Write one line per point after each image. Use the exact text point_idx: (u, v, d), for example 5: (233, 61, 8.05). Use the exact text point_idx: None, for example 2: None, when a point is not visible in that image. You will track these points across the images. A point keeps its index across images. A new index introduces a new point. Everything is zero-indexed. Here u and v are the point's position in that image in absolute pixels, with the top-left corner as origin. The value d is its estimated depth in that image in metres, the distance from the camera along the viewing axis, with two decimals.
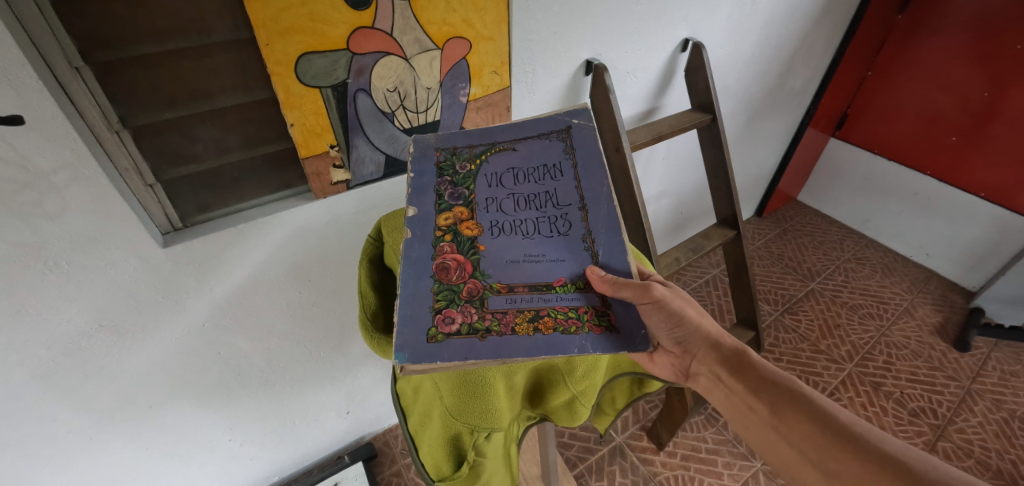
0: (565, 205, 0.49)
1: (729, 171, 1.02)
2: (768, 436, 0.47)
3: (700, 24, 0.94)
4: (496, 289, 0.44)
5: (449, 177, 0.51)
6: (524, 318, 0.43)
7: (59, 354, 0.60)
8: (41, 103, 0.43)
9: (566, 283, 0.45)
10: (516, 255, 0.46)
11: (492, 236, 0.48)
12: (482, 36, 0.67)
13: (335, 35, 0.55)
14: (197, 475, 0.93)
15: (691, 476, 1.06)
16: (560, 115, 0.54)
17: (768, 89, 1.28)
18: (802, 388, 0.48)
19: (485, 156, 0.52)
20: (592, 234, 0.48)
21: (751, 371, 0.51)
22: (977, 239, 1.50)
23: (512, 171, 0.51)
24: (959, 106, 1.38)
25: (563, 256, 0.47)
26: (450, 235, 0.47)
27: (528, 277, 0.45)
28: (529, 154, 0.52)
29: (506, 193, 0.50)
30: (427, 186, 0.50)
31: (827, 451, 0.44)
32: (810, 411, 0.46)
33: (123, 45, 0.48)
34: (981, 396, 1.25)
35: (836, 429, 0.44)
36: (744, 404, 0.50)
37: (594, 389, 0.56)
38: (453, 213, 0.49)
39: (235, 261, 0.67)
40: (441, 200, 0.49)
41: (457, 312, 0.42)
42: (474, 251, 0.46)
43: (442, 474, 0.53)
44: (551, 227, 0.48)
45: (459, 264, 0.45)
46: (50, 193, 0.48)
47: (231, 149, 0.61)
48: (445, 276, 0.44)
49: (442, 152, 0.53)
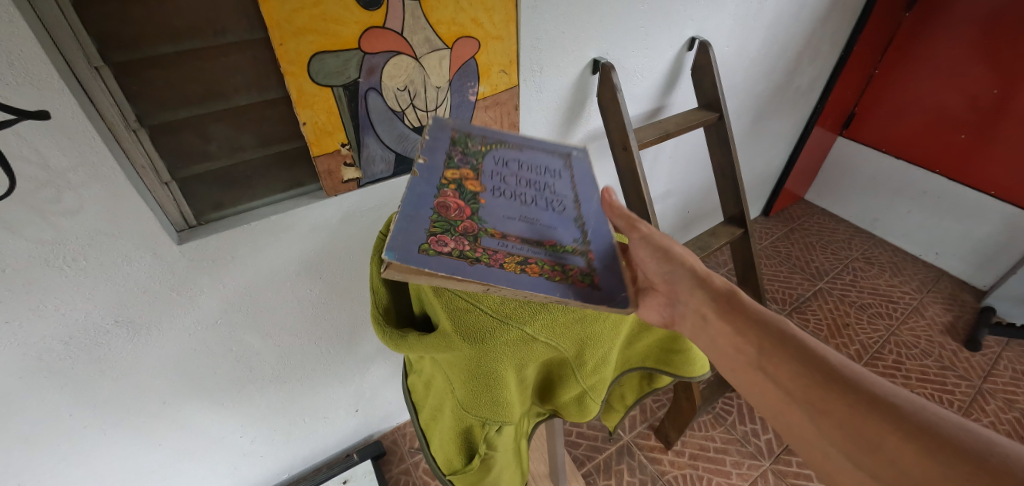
0: (561, 195, 0.50)
1: (737, 169, 1.02)
2: (754, 377, 0.44)
3: (707, 23, 0.94)
4: (490, 232, 0.45)
5: (461, 148, 0.52)
6: (513, 259, 0.42)
7: (75, 349, 0.61)
8: (60, 102, 0.44)
9: (557, 244, 0.46)
10: (512, 213, 0.47)
11: (493, 196, 0.48)
12: (491, 36, 0.67)
13: (346, 35, 0.56)
14: (208, 472, 0.94)
15: (700, 475, 1.06)
16: (567, 144, 0.56)
17: (775, 87, 1.28)
18: (794, 330, 0.45)
19: (494, 145, 0.54)
20: (585, 224, 0.48)
21: (744, 311, 0.47)
22: (987, 238, 1.49)
23: (517, 161, 0.52)
24: (969, 103, 1.37)
25: (556, 225, 0.48)
26: (454, 185, 0.48)
27: (521, 232, 0.46)
28: (534, 158, 0.53)
29: (509, 171, 0.51)
30: (439, 148, 0.51)
31: (814, 389, 0.40)
32: (799, 350, 0.43)
33: (141, 45, 0.49)
34: (993, 396, 1.24)
35: (824, 369, 0.41)
36: (733, 345, 0.46)
37: (603, 383, 0.56)
38: (459, 172, 0.49)
39: (247, 258, 0.67)
40: (451, 161, 0.50)
41: (451, 239, 0.42)
42: (475, 202, 0.47)
43: (454, 467, 0.53)
44: (546, 204, 0.49)
45: (459, 207, 0.46)
46: (67, 191, 0.49)
47: (244, 147, 0.62)
48: (443, 211, 0.45)
49: (458, 133, 0.54)
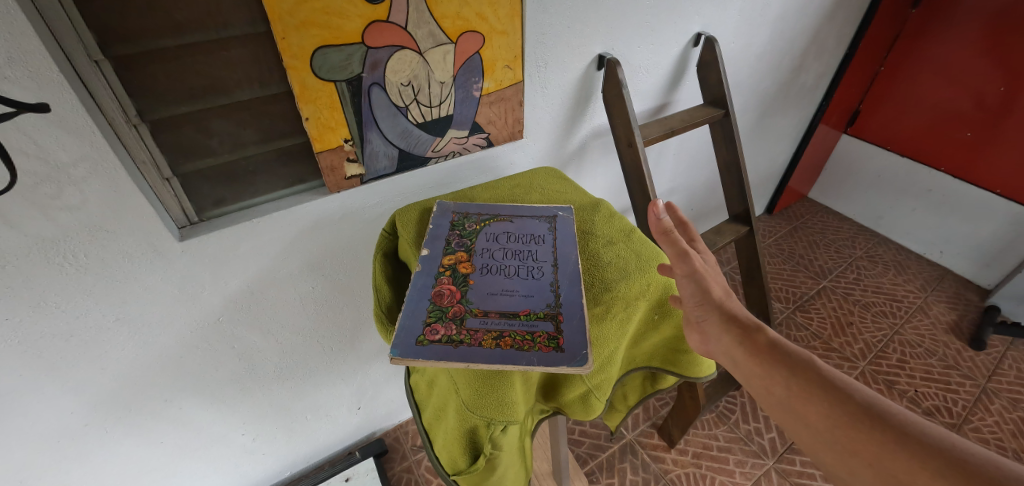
0: (541, 261, 0.52)
1: (742, 166, 1.01)
2: (786, 415, 0.42)
3: (713, 18, 0.93)
4: (475, 312, 0.46)
5: (459, 231, 0.56)
6: (490, 335, 0.43)
7: (76, 346, 0.61)
8: (61, 96, 0.43)
9: (531, 312, 0.46)
10: (495, 289, 0.49)
11: (482, 274, 0.50)
12: (495, 31, 0.67)
13: (349, 29, 0.55)
14: (210, 469, 0.94)
15: (702, 474, 1.06)
16: (552, 207, 0.60)
17: (780, 84, 1.27)
18: (819, 363, 0.42)
19: (489, 222, 0.58)
20: (559, 282, 0.49)
21: (768, 348, 0.44)
22: (993, 236, 1.48)
23: (507, 234, 0.56)
24: (975, 101, 1.36)
25: (533, 293, 0.48)
26: (450, 271, 0.50)
27: (501, 307, 0.47)
28: (522, 227, 0.57)
29: (499, 246, 0.54)
30: (441, 235, 0.55)
31: (849, 434, 0.37)
32: (829, 389, 0.40)
33: (142, 39, 0.48)
34: (998, 395, 1.23)
35: (851, 405, 0.38)
36: (762, 386, 0.44)
37: (609, 382, 0.55)
38: (455, 256, 0.52)
39: (249, 255, 0.67)
40: (449, 246, 0.54)
41: (442, 326, 0.44)
42: (465, 284, 0.49)
43: (458, 467, 0.52)
44: (527, 272, 0.51)
45: (452, 291, 0.48)
46: (68, 186, 0.48)
47: (246, 143, 0.61)
48: (438, 300, 0.47)
49: (458, 215, 0.59)
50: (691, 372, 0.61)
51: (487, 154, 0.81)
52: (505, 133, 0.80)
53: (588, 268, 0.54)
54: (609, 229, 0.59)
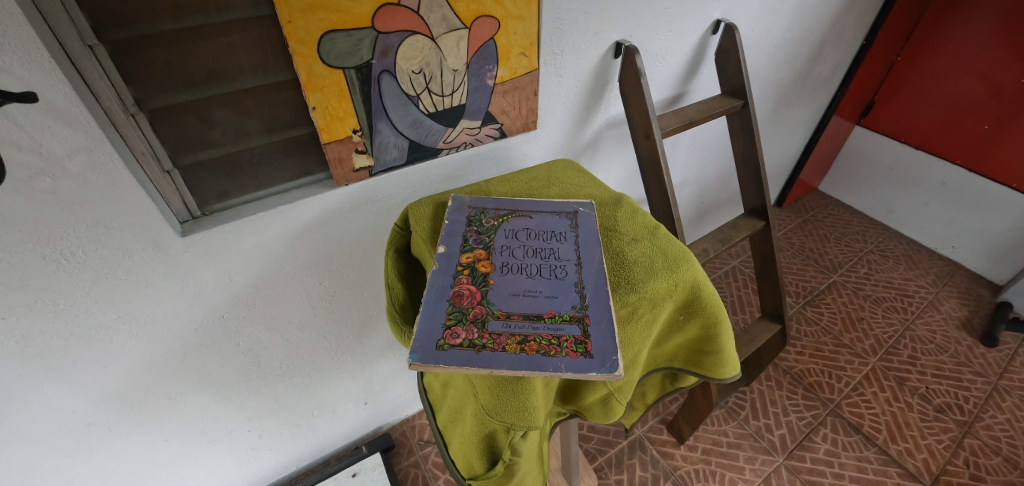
0: (564, 260, 0.50)
1: (759, 159, 0.98)
2: None
3: (734, 5, 0.89)
4: (496, 314, 0.43)
5: (476, 227, 0.53)
6: (514, 340, 0.41)
7: (76, 345, 0.58)
8: (52, 84, 0.40)
9: (556, 315, 0.44)
10: (516, 289, 0.46)
11: (502, 274, 0.48)
12: (511, 16, 0.63)
13: (359, 12, 0.51)
14: (216, 466, 0.93)
15: (712, 471, 1.05)
16: (573, 202, 0.58)
17: (796, 73, 1.23)
18: None
19: (507, 218, 0.55)
20: (584, 282, 0.47)
21: None
22: (1007, 232, 1.46)
23: (526, 230, 0.54)
24: (993, 94, 1.32)
25: (557, 294, 0.46)
26: (468, 270, 0.48)
27: (524, 308, 0.44)
28: (542, 223, 0.55)
29: (519, 243, 0.52)
30: (457, 231, 0.53)
31: None
32: None
33: (140, 22, 0.45)
34: (1009, 393, 1.23)
35: None
36: None
37: (631, 385, 0.53)
38: (473, 254, 0.50)
39: (254, 251, 0.64)
40: (466, 244, 0.51)
41: (463, 329, 0.42)
42: (485, 284, 0.46)
43: (475, 471, 0.51)
44: (549, 272, 0.48)
45: (471, 292, 0.45)
46: (64, 179, 0.45)
47: (250, 133, 0.58)
48: (458, 300, 0.44)
49: (474, 210, 0.56)
50: (713, 374, 0.60)
51: (500, 145, 0.78)
52: (518, 123, 0.77)
53: (612, 266, 0.51)
54: (632, 226, 0.56)
